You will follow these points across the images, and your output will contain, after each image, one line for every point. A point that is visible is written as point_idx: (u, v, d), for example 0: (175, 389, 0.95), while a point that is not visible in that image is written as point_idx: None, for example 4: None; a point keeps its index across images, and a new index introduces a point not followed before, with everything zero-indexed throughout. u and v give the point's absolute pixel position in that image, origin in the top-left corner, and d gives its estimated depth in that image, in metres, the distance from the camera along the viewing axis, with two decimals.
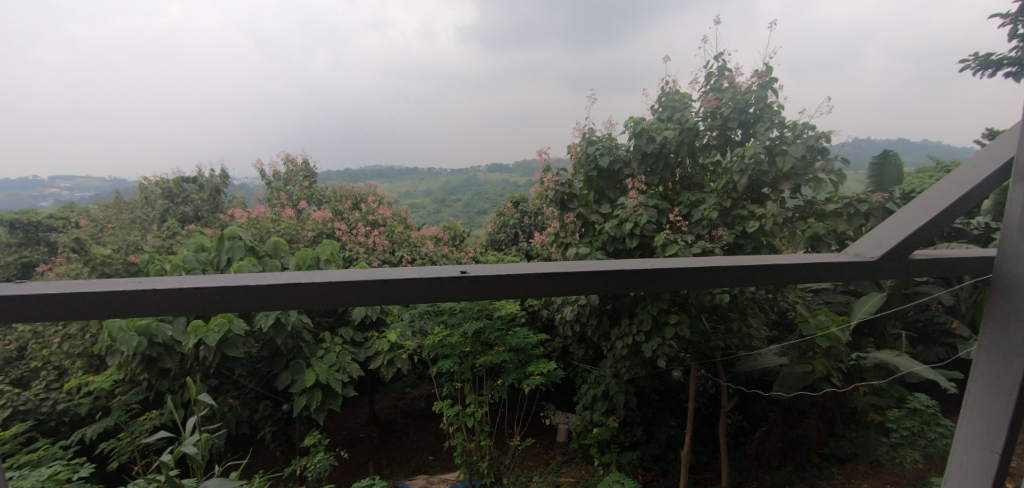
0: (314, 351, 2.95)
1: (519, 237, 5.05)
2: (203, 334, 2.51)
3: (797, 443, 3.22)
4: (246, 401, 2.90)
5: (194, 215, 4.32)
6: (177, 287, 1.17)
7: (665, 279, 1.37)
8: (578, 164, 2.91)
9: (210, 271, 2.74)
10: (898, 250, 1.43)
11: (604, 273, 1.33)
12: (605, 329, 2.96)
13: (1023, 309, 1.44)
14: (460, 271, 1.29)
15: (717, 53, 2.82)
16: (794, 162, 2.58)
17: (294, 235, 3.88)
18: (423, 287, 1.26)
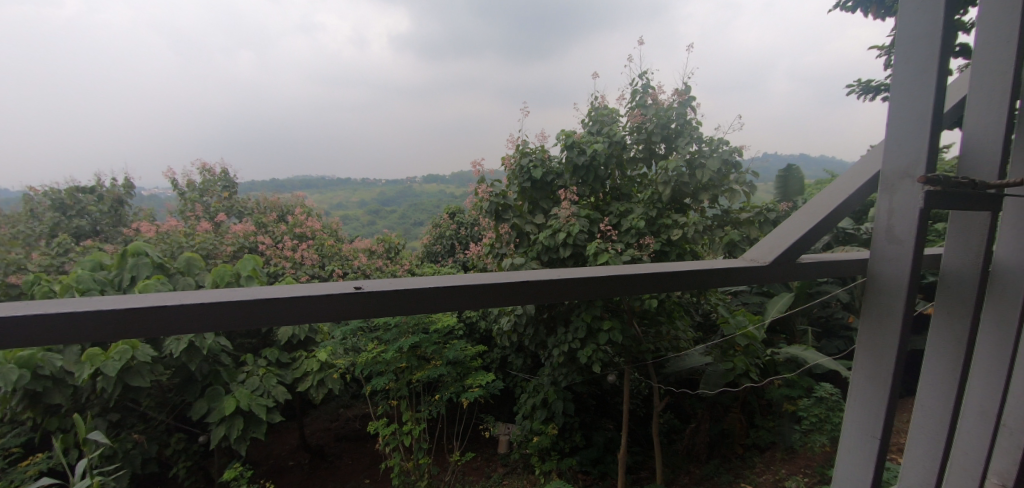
0: (233, 376, 2.84)
1: (455, 249, 5.15)
2: (100, 363, 2.35)
3: (723, 436, 3.49)
4: (155, 436, 2.72)
5: (91, 230, 3.95)
6: (20, 315, 1.01)
7: (568, 287, 1.44)
8: (511, 176, 3.02)
9: (109, 291, 2.55)
10: (786, 255, 1.61)
11: (505, 287, 1.37)
12: (542, 338, 3.08)
13: (966, 303, 1.53)
14: (354, 287, 1.24)
15: (641, 72, 3.03)
16: (712, 174, 2.83)
17: (210, 250, 3.69)
18: (312, 309, 1.19)
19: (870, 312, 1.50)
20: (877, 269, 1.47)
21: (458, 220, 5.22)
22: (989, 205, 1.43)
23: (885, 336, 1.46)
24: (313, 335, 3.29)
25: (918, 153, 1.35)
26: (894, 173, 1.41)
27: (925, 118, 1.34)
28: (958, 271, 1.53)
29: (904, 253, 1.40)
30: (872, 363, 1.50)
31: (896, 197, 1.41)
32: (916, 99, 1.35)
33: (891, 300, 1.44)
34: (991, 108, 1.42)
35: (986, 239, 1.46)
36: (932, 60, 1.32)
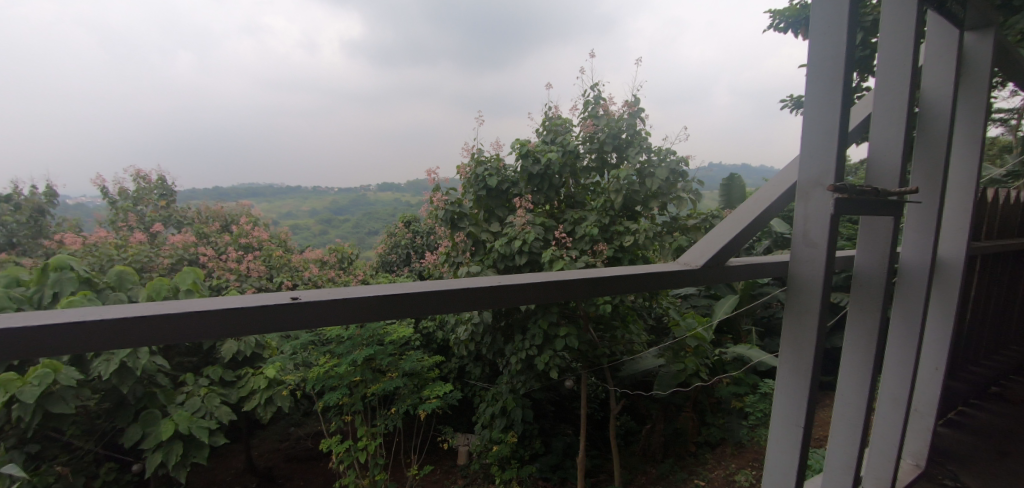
0: (171, 398, 2.68)
1: (411, 258, 5.11)
2: (16, 390, 2.15)
3: (676, 435, 3.54)
4: (81, 467, 2.53)
5: (6, 242, 3.53)
6: None
7: (531, 291, 1.15)
8: (467, 184, 3.04)
9: (26, 309, 2.33)
10: (718, 259, 1.42)
11: (466, 292, 1.08)
12: (499, 346, 3.08)
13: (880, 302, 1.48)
14: (290, 298, 0.94)
15: (592, 84, 3.10)
16: (660, 182, 2.94)
17: (146, 263, 3.53)
18: (220, 322, 0.88)
19: (788, 321, 1.37)
20: (795, 277, 1.36)
21: (414, 229, 5.22)
22: (891, 210, 1.39)
23: (800, 345, 1.35)
24: (259, 350, 3.15)
25: (826, 159, 1.27)
26: (806, 179, 1.32)
27: (833, 122, 1.25)
28: (863, 271, 1.48)
29: (816, 262, 1.31)
30: (792, 368, 1.37)
31: (811, 203, 1.32)
32: (823, 101, 1.26)
33: (806, 307, 1.33)
34: (892, 112, 1.39)
35: (889, 243, 1.42)
36: (838, 59, 1.23)
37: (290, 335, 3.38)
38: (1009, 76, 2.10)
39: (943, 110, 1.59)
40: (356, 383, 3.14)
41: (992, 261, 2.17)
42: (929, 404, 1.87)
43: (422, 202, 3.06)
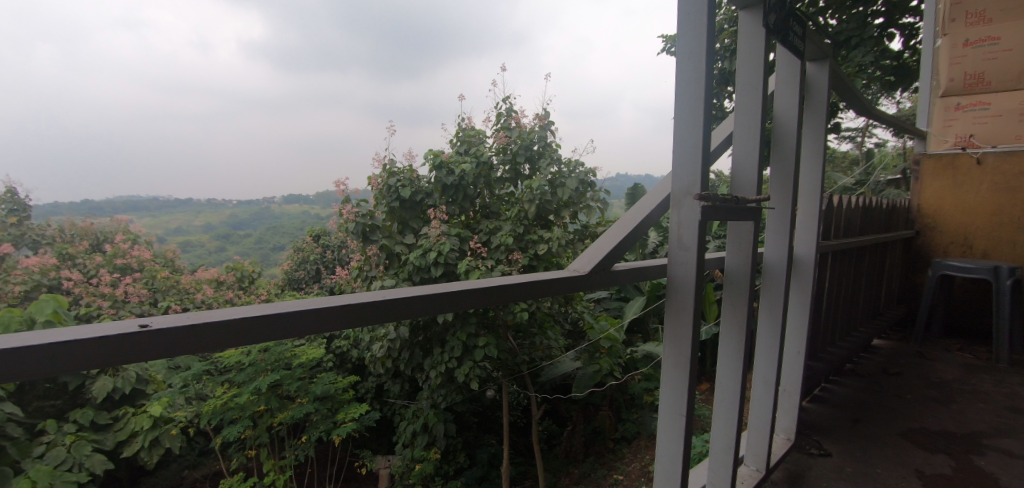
0: (28, 451, 2.34)
1: (321, 274, 5.04)
2: None
3: (596, 433, 3.63)
4: None
5: None
6: None
7: (420, 302, 0.78)
8: (379, 195, 2.93)
9: None
10: (609, 263, 0.95)
11: (317, 314, 0.70)
12: (418, 361, 2.98)
13: (750, 294, 1.15)
14: (145, 324, 0.61)
15: (504, 96, 3.15)
16: (571, 192, 3.00)
17: None
18: (13, 370, 0.54)
19: (662, 356, 1.01)
20: (668, 298, 0.98)
21: (324, 243, 5.17)
22: (748, 216, 1.09)
23: (673, 382, 0.99)
24: (142, 385, 2.89)
25: (692, 152, 0.91)
26: (672, 180, 0.96)
27: (696, 99, 0.89)
28: (732, 272, 1.17)
29: (686, 285, 0.94)
30: (673, 368, 0.98)
31: (680, 215, 0.95)
32: (681, 70, 0.91)
33: (679, 339, 0.97)
34: (747, 103, 1.12)
35: (752, 244, 1.14)
36: (699, 8, 0.88)
37: (179, 364, 3.16)
38: (843, 95, 2.07)
39: (791, 113, 1.37)
40: (260, 413, 2.90)
41: (846, 256, 2.33)
42: (795, 381, 1.71)
43: (330, 215, 2.91)
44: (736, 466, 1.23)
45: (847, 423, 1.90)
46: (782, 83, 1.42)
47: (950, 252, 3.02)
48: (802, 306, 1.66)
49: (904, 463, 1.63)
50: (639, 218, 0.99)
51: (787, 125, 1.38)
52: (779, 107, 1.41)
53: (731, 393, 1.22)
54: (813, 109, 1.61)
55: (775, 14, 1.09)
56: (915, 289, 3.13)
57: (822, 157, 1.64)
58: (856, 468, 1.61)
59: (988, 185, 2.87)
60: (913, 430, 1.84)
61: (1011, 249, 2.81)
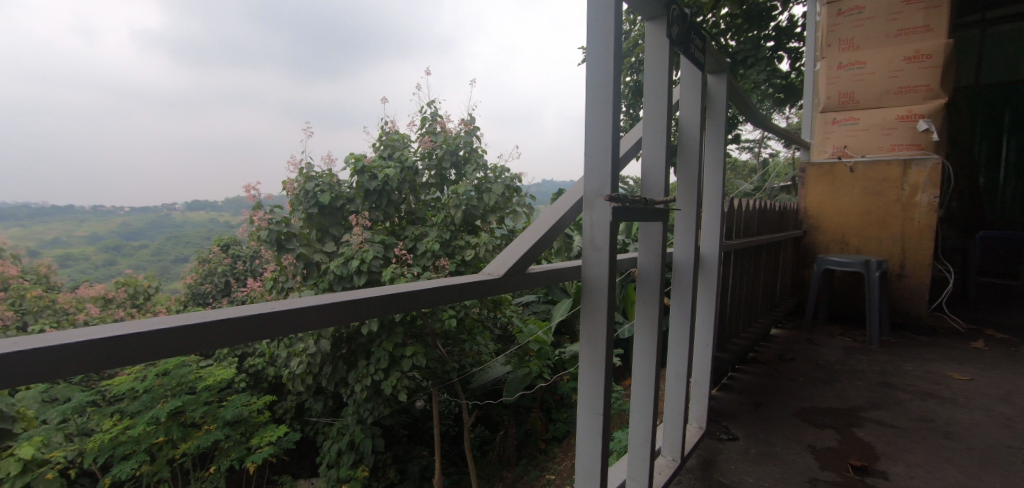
0: None
1: (230, 288, 4.72)
2: None
3: (528, 436, 3.65)
4: None
5: None
6: None
7: (295, 316, 0.68)
8: (295, 201, 2.80)
9: None
10: (523, 264, 0.95)
11: (158, 335, 0.58)
12: (341, 375, 2.86)
13: (660, 291, 1.21)
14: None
15: (428, 101, 3.16)
16: (497, 198, 3.03)
17: None
18: None
19: (579, 356, 1.03)
20: (583, 298, 1.00)
21: (234, 254, 4.88)
22: (657, 216, 1.14)
23: (590, 381, 1.01)
24: (6, 424, 2.53)
25: (601, 152, 0.94)
26: (584, 181, 0.99)
27: (605, 102, 0.93)
28: (644, 271, 1.23)
29: (599, 284, 0.98)
30: (589, 368, 1.01)
31: (592, 216, 0.98)
32: (590, 74, 0.94)
33: (595, 338, 1.00)
34: (654, 109, 1.18)
35: (662, 244, 1.19)
36: (607, 14, 0.91)
37: (55, 398, 2.81)
38: (742, 108, 2.25)
39: (693, 123, 1.46)
40: (159, 446, 2.68)
41: (746, 255, 2.52)
42: (705, 372, 1.82)
43: (239, 222, 2.72)
44: (653, 457, 1.29)
45: (751, 407, 2.05)
46: (685, 92, 1.51)
47: (830, 248, 3.35)
48: (709, 301, 1.77)
49: (799, 439, 1.79)
50: (553, 220, 1.01)
51: (691, 133, 1.47)
52: (683, 115, 1.50)
53: (646, 388, 1.27)
54: (713, 119, 1.74)
55: (675, 25, 1.16)
56: (805, 282, 3.44)
57: (722, 163, 1.75)
58: (759, 449, 1.74)
59: (860, 190, 3.23)
60: (805, 409, 2.02)
61: (879, 245, 3.18)
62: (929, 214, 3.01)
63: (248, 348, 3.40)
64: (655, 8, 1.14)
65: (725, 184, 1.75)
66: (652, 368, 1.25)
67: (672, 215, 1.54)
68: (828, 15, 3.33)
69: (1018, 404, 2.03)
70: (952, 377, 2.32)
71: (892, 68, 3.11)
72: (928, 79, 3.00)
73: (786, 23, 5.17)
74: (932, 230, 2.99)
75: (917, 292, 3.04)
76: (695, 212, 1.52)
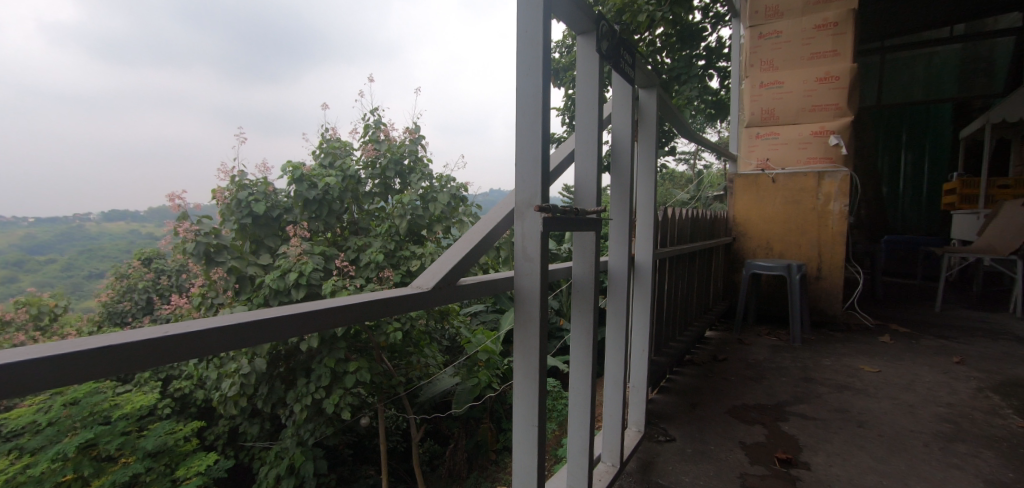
0: None
1: (153, 304, 4.46)
2: None
3: (478, 447, 3.62)
4: None
5: None
6: None
7: (187, 342, 0.63)
8: (226, 211, 2.64)
9: None
10: (453, 276, 0.94)
11: (22, 369, 0.52)
12: (279, 394, 2.74)
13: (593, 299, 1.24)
14: None
15: (371, 108, 3.12)
16: (444, 206, 3.03)
17: None
18: None
19: (513, 367, 1.04)
20: (516, 310, 1.01)
21: (157, 268, 4.66)
22: (589, 226, 1.17)
23: (525, 392, 1.02)
24: None
25: (531, 164, 0.96)
26: (516, 192, 1.01)
27: (533, 113, 0.95)
28: (579, 280, 1.25)
29: (532, 295, 0.99)
30: (524, 379, 1.02)
31: (523, 227, 1.00)
32: (519, 86, 0.96)
33: (528, 348, 1.01)
34: (585, 121, 1.21)
35: (595, 253, 1.23)
36: (534, 27, 0.93)
37: None
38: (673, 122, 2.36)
39: (624, 135, 1.52)
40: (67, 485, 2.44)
41: (680, 261, 2.63)
42: (642, 377, 1.87)
43: (162, 234, 2.55)
44: (591, 463, 1.31)
45: (687, 408, 2.14)
46: (617, 106, 1.56)
47: (757, 253, 3.55)
48: (644, 307, 1.84)
49: (731, 437, 1.88)
50: (484, 232, 1.02)
51: (622, 144, 1.52)
52: (616, 127, 1.55)
53: (583, 395, 1.30)
54: (645, 131, 1.81)
55: (605, 39, 1.20)
56: (735, 286, 3.64)
57: (653, 175, 1.83)
58: (694, 448, 1.81)
59: (782, 199, 3.44)
60: (736, 407, 2.13)
61: (799, 250, 3.39)
62: (841, 221, 3.25)
63: (174, 370, 3.18)
64: (585, 24, 1.18)
65: (657, 195, 1.82)
66: (588, 375, 1.28)
67: (606, 225, 1.58)
68: (750, 38, 3.57)
69: (919, 391, 2.22)
70: (864, 369, 2.52)
71: (807, 88, 3.38)
72: (837, 99, 3.30)
73: (715, 44, 5.55)
74: (844, 236, 3.24)
75: (833, 293, 3.28)
76: (627, 220, 1.57)
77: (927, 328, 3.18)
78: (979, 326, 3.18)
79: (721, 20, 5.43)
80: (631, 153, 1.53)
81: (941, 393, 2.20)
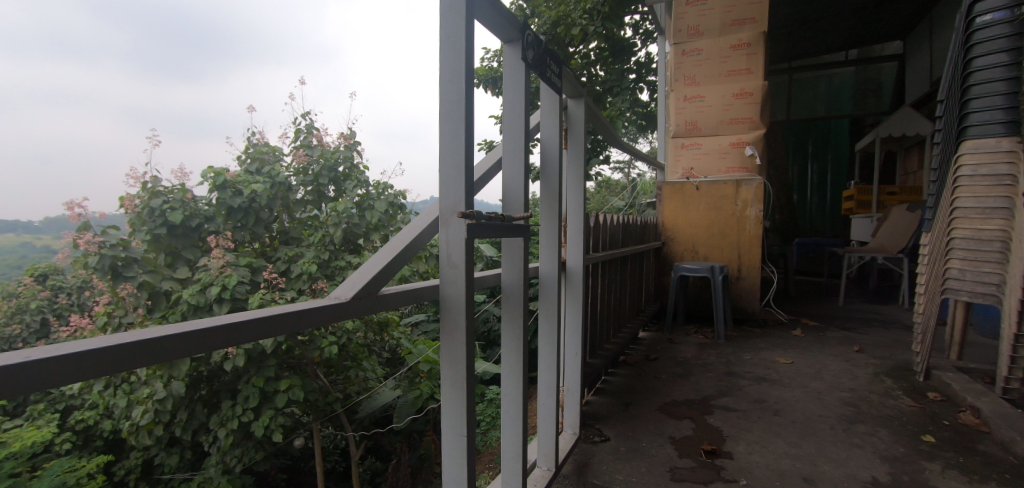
0: None
1: (49, 327, 3.96)
2: None
3: (421, 461, 3.53)
4: None
5: None
6: None
7: (45, 370, 0.56)
8: (136, 221, 2.46)
9: None
10: (375, 284, 0.93)
11: None
12: (200, 420, 2.56)
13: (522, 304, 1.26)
14: None
15: (303, 113, 3.03)
16: (381, 214, 3.00)
17: None
18: None
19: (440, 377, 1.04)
20: (442, 318, 1.02)
21: (54, 286, 4.14)
22: (517, 232, 1.20)
23: (453, 401, 1.02)
24: None
25: (455, 170, 0.98)
26: (440, 199, 1.02)
27: (456, 120, 0.96)
28: (508, 287, 1.27)
29: (457, 302, 1.00)
30: (452, 388, 1.02)
31: (448, 234, 1.01)
32: (442, 92, 0.97)
33: (454, 356, 1.01)
34: (513, 129, 1.24)
35: (523, 259, 1.25)
36: (457, 34, 0.95)
37: None
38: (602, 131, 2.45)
39: (552, 143, 1.56)
40: None
41: (612, 264, 2.72)
42: (575, 380, 1.92)
43: (58, 247, 2.25)
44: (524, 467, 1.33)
45: (620, 407, 2.21)
46: (545, 115, 1.60)
47: (684, 256, 3.74)
48: (576, 311, 1.88)
49: (661, 433, 1.96)
50: (408, 240, 1.01)
51: (550, 152, 1.57)
52: (545, 136, 1.59)
53: (514, 401, 1.31)
54: (574, 140, 1.87)
55: (531, 49, 1.24)
56: (665, 289, 3.81)
57: (582, 182, 1.89)
58: (627, 446, 1.87)
59: (706, 204, 3.63)
60: (666, 403, 2.22)
61: (720, 252, 3.59)
62: (757, 225, 3.48)
63: (75, 399, 2.87)
64: (510, 33, 1.21)
65: (586, 201, 1.88)
66: (518, 379, 1.30)
67: (537, 231, 1.62)
68: (674, 54, 3.77)
69: (826, 379, 2.42)
70: (779, 361, 2.71)
71: (724, 103, 3.61)
72: (751, 113, 3.56)
73: (644, 58, 5.85)
74: (760, 239, 3.47)
75: (751, 292, 3.50)
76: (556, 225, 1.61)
77: (833, 320, 3.47)
78: (875, 318, 3.52)
79: (650, 36, 5.75)
80: (559, 161, 1.57)
81: (844, 379, 2.41)
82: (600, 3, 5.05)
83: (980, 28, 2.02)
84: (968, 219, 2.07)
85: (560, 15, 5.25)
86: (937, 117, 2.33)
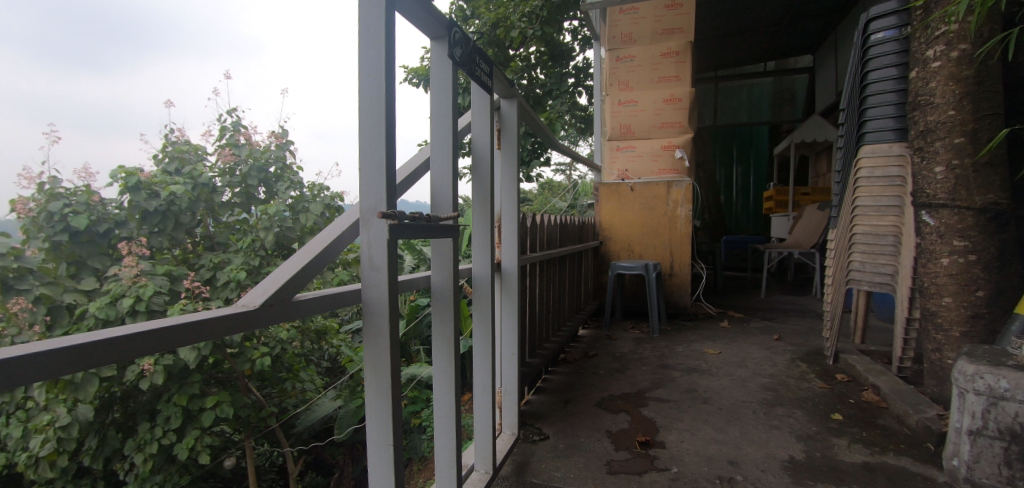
0: None
1: None
2: None
3: (365, 472, 3.43)
4: None
5: None
6: None
7: None
8: (31, 227, 2.23)
9: None
10: (289, 289, 0.89)
11: None
12: (114, 445, 2.36)
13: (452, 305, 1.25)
14: None
15: (229, 109, 2.87)
16: (316, 217, 2.92)
17: None
18: None
19: (365, 384, 1.01)
20: (365, 323, 1.00)
21: None
22: (445, 233, 1.19)
23: (378, 409, 1.00)
24: None
25: (376, 170, 0.96)
26: (360, 200, 0.99)
27: (377, 117, 0.94)
28: (439, 288, 1.26)
29: (379, 306, 0.98)
30: (377, 395, 1.00)
31: (368, 235, 0.98)
32: (362, 88, 0.95)
33: (377, 362, 0.99)
34: (439, 129, 1.23)
35: (453, 260, 1.25)
36: (378, 28, 0.93)
37: None
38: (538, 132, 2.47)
39: (483, 143, 1.56)
40: None
41: (550, 263, 2.76)
42: (512, 380, 1.93)
43: None
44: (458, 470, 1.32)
45: (559, 405, 2.24)
46: (477, 115, 1.60)
47: (620, 255, 3.84)
48: (512, 310, 1.90)
49: (598, 428, 2.01)
50: (326, 244, 0.98)
51: (482, 152, 1.57)
52: (476, 135, 1.59)
53: (446, 404, 1.30)
54: (507, 141, 1.88)
55: (458, 48, 1.23)
56: (602, 287, 3.91)
57: (516, 183, 1.90)
58: (566, 443, 1.90)
59: (639, 204, 3.76)
60: (604, 399, 2.28)
61: (654, 250, 3.73)
62: (687, 224, 3.64)
63: None
64: (436, 31, 1.20)
65: (520, 202, 1.89)
66: (450, 382, 1.29)
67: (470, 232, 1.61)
68: (609, 60, 3.88)
69: (750, 367, 2.56)
70: (708, 352, 2.84)
71: (655, 107, 3.76)
72: (680, 118, 3.73)
73: (582, 63, 5.99)
74: (689, 237, 3.64)
75: (683, 288, 3.66)
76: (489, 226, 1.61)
77: (757, 312, 3.68)
78: (793, 308, 3.77)
79: (587, 42, 5.91)
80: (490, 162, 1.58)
81: (766, 366, 2.57)
82: (538, 8, 5.13)
83: (874, 44, 2.22)
84: (867, 216, 2.26)
85: (499, 18, 5.27)
86: (841, 124, 2.53)
